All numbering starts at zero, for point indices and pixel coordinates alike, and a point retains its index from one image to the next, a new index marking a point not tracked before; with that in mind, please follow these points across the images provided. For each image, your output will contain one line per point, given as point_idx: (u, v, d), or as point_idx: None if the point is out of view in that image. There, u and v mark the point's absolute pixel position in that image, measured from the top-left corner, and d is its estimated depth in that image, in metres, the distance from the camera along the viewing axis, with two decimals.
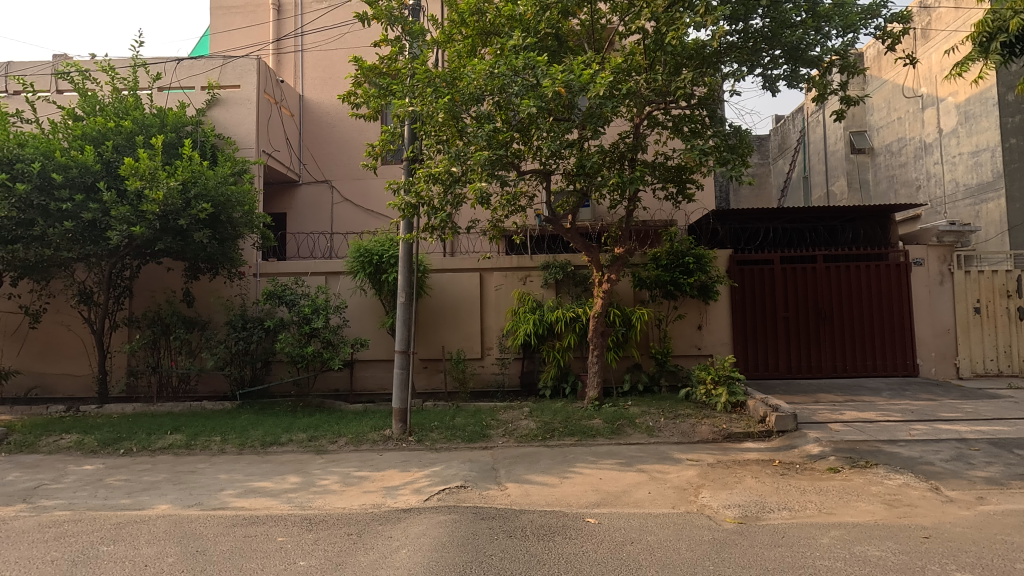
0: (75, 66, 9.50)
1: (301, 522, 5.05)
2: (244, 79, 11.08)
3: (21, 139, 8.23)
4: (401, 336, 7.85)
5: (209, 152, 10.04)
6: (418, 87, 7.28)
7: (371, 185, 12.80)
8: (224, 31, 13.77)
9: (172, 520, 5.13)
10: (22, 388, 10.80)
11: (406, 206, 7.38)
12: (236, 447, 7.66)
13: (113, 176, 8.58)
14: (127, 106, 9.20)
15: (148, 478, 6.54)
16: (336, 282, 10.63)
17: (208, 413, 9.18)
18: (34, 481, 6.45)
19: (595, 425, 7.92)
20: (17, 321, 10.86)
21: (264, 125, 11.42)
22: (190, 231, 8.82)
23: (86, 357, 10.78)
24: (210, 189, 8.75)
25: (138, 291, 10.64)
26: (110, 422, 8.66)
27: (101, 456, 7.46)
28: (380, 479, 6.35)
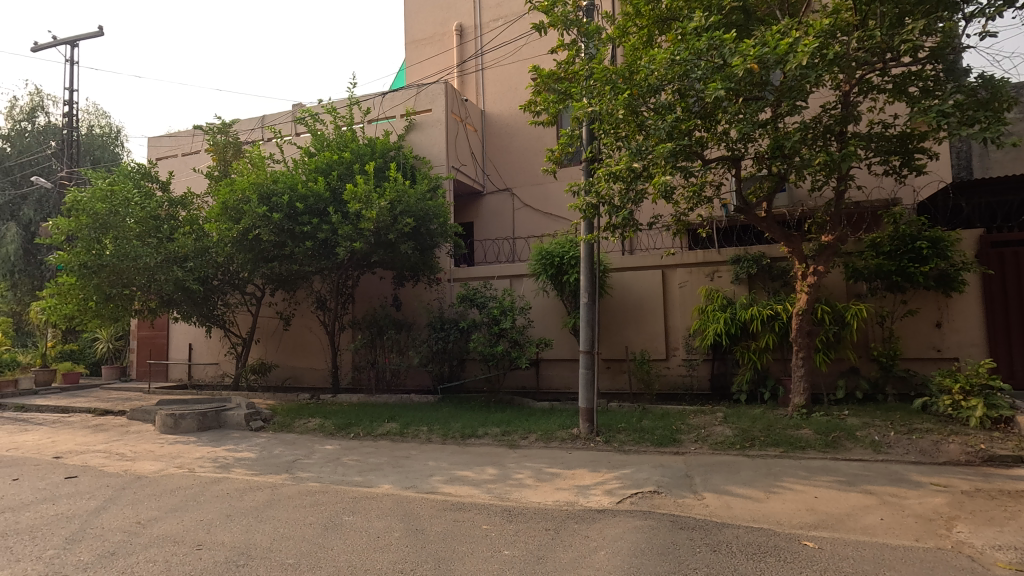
0: (309, 112, 11.45)
1: (501, 512, 5.35)
2: (435, 103, 12.23)
3: (275, 176, 9.91)
4: (586, 336, 7.93)
5: (409, 172, 11.35)
6: (596, 87, 7.25)
7: (549, 189, 13.17)
8: (416, 62, 15.37)
9: (395, 499, 5.85)
10: (280, 378, 13.32)
11: (587, 206, 7.37)
12: (440, 437, 8.47)
13: (338, 202, 10.10)
14: (346, 140, 10.77)
15: (373, 459, 7.57)
16: (520, 284, 11.15)
17: (416, 405, 10.31)
18: (293, 455, 7.90)
19: (804, 437, 7.05)
20: (276, 324, 13.44)
21: (453, 142, 12.47)
22: (397, 244, 10.00)
23: (323, 354, 12.91)
24: (412, 206, 9.86)
25: (359, 298, 12.58)
26: (342, 410, 10.24)
27: (337, 437, 8.84)
28: (570, 477, 6.45)
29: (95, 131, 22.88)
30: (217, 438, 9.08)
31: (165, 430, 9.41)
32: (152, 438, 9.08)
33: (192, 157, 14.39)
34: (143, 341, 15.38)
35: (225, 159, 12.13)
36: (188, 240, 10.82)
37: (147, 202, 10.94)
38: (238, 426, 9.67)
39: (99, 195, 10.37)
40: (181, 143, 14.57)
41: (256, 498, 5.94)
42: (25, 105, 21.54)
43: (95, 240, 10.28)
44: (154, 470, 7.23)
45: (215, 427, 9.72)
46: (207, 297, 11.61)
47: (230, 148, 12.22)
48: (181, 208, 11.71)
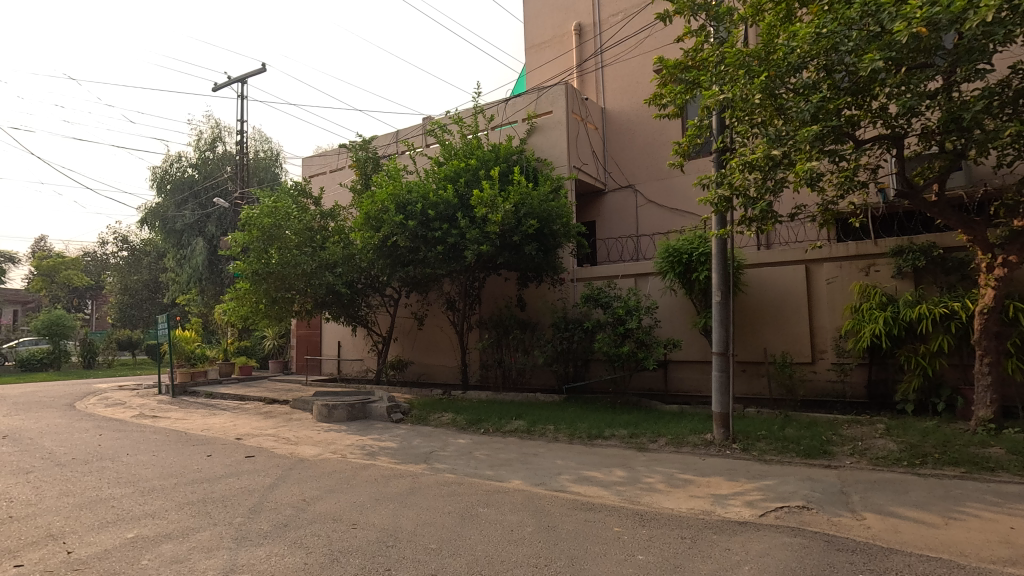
0: (437, 124, 12.15)
1: (633, 516, 5.24)
2: (555, 104, 12.33)
3: (409, 187, 10.59)
4: (719, 337, 7.52)
5: (532, 174, 11.60)
6: (728, 72, 6.81)
7: (675, 183, 12.65)
8: (536, 67, 15.62)
9: (526, 494, 5.99)
10: (415, 374, 14.28)
11: (720, 199, 6.92)
12: (567, 437, 8.52)
13: (466, 207, 10.59)
14: (472, 148, 11.28)
15: (503, 455, 7.82)
16: (646, 283, 10.85)
17: (541, 404, 10.48)
18: (430, 447, 8.43)
19: (992, 456, 6.03)
20: (411, 324, 14.44)
21: (574, 142, 12.48)
22: (522, 245, 10.25)
23: (453, 352, 13.62)
24: (536, 207, 10.06)
25: (486, 299, 13.07)
26: (473, 406, 10.72)
27: (469, 432, 9.26)
28: (706, 485, 6.13)
29: (261, 155, 26.27)
30: (364, 427, 9.97)
31: (321, 419, 10.52)
32: (311, 425, 10.22)
33: (338, 173, 15.96)
34: (302, 338, 17.38)
35: (365, 173, 13.27)
36: (337, 248, 12.00)
37: (304, 215, 12.32)
38: (381, 417, 10.54)
39: (266, 211, 11.85)
40: (329, 161, 16.21)
41: (399, 485, 6.42)
42: (208, 137, 25.36)
43: (264, 251, 11.72)
44: (314, 454, 8.13)
45: (362, 418, 10.68)
46: (352, 300, 12.80)
47: (370, 163, 13.36)
48: (331, 219, 13.02)
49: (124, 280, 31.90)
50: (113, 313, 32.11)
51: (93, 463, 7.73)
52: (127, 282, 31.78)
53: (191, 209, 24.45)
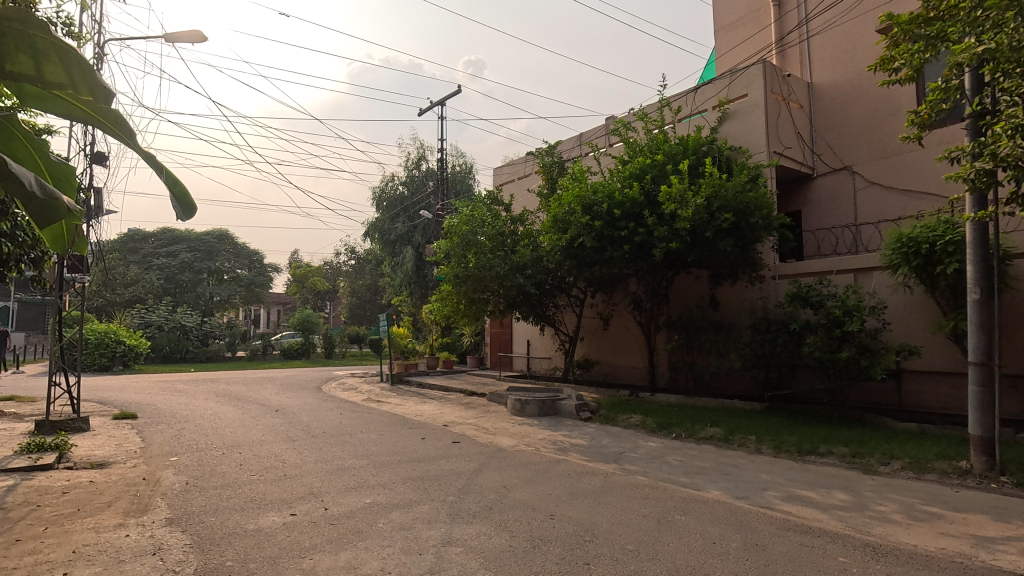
0: (622, 123, 12.06)
1: (861, 547, 4.55)
2: (751, 87, 11.35)
3: (595, 187, 10.71)
4: (974, 344, 6.22)
5: (726, 165, 10.86)
6: (988, 17, 5.47)
7: (906, 160, 10.70)
8: (728, 50, 14.59)
9: (727, 507, 5.60)
10: (602, 374, 14.35)
11: (979, 174, 5.60)
12: (772, 449, 7.76)
13: (653, 204, 10.35)
14: (658, 143, 10.99)
15: (699, 463, 7.42)
16: (869, 279, 9.43)
17: (739, 412, 9.71)
18: (620, 448, 8.38)
19: None
20: (596, 323, 14.56)
21: (775, 125, 11.33)
22: (715, 241, 9.65)
23: (641, 353, 13.38)
24: (731, 199, 9.40)
25: (674, 298, 12.57)
26: (663, 409, 10.38)
27: (659, 435, 8.98)
28: (961, 523, 5.05)
29: (457, 168, 28.86)
30: (554, 423, 10.33)
31: (514, 412, 11.17)
32: (506, 418, 10.92)
33: (526, 180, 16.81)
34: (494, 336, 18.70)
35: (551, 178, 13.74)
36: (526, 251, 12.66)
37: (496, 222, 13.24)
38: (570, 414, 10.80)
39: (464, 219, 13.13)
40: (517, 169, 17.19)
41: (592, 482, 6.51)
42: (415, 156, 28.71)
43: (462, 256, 12.91)
44: (510, 445, 8.67)
45: (552, 414, 11.07)
46: (541, 300, 13.36)
47: (556, 167, 13.81)
48: (520, 224, 13.79)
49: (353, 284, 37.78)
50: (345, 312, 38.24)
51: (337, 436, 9.31)
52: (355, 286, 37.56)
53: (402, 221, 27.93)
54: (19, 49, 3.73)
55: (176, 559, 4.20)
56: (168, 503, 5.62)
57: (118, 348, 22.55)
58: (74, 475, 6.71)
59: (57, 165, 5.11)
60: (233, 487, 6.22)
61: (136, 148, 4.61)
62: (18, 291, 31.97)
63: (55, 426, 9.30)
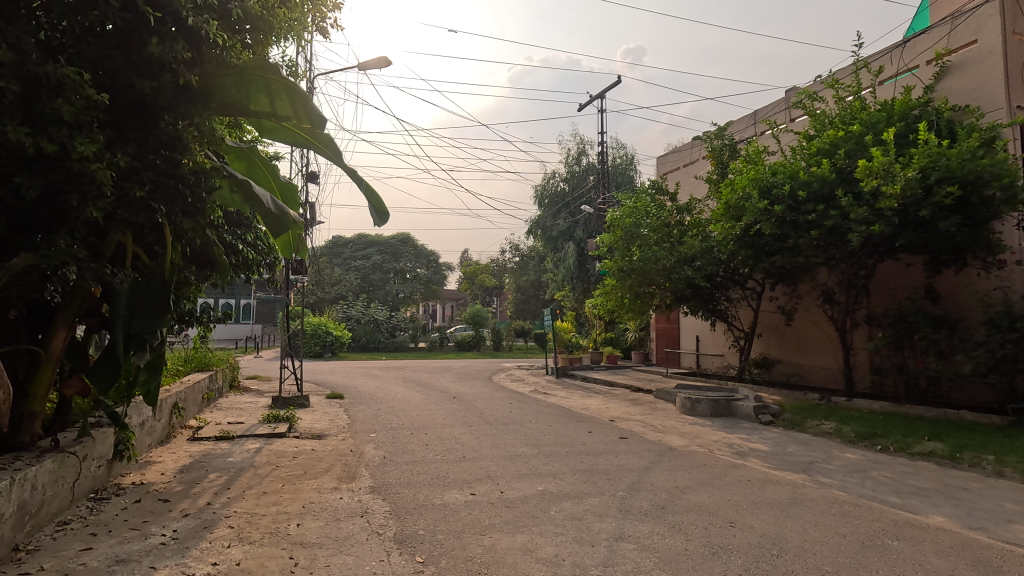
0: (806, 93, 10.76)
1: None
2: (984, 30, 9.31)
3: (774, 169, 9.77)
4: None
5: (947, 130, 9.08)
6: None
7: None
8: None
9: (958, 538, 4.68)
10: (785, 374, 13.00)
11: None
12: (1020, 474, 6.31)
13: (848, 181, 9.04)
14: (853, 111, 9.61)
15: (914, 482, 6.32)
16: None
17: (971, 426, 8.04)
18: (810, 457, 7.51)
19: None
20: (777, 319, 13.24)
21: (1019, 73, 9.14)
22: (933, 221, 8.13)
23: (834, 352, 11.85)
24: (955, 169, 7.82)
25: (877, 290, 10.85)
26: (864, 417, 9.05)
27: (860, 447, 7.85)
28: None
29: (618, 161, 28.40)
30: (730, 425, 9.63)
31: (684, 411, 10.66)
32: (675, 416, 10.47)
33: (693, 167, 15.91)
34: (661, 331, 18.10)
35: (722, 162, 12.81)
36: (695, 241, 11.97)
37: (661, 213, 12.75)
38: (748, 417, 9.98)
39: (627, 212, 12.89)
40: (683, 156, 16.35)
41: (777, 492, 5.94)
42: (575, 152, 28.98)
43: (626, 249, 12.69)
44: (682, 445, 8.30)
45: (727, 415, 10.34)
46: (712, 293, 12.58)
47: (727, 150, 12.83)
48: (687, 213, 13.11)
49: (518, 280, 39.45)
50: (511, 306, 40.13)
51: (508, 424, 9.81)
52: (520, 282, 39.16)
53: (564, 217, 28.36)
54: (260, 92, 4.52)
55: (379, 523, 4.81)
56: (371, 474, 6.44)
57: (328, 338, 26.51)
58: (301, 443, 8.05)
59: (286, 184, 6.18)
60: (421, 464, 6.91)
61: (343, 165, 5.33)
62: (257, 291, 39.42)
63: (286, 401, 11.25)
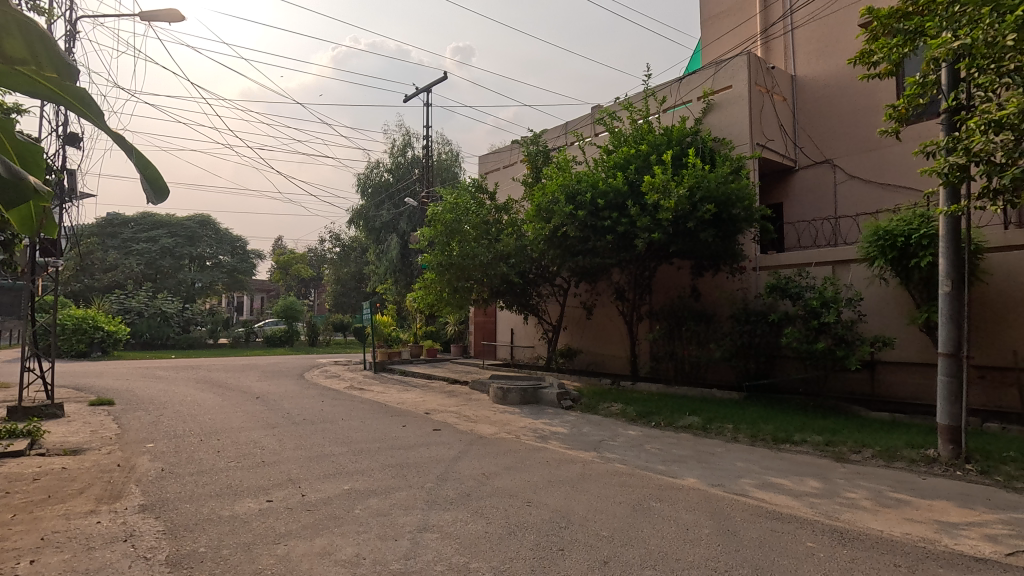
0: (607, 112, 12.06)
1: (830, 533, 4.64)
2: (736, 78, 11.38)
3: (579, 177, 10.76)
4: (944, 335, 6.27)
5: (709, 157, 10.92)
6: (963, 13, 5.59)
7: (888, 154, 10.81)
8: (714, 40, 14.57)
9: (703, 494, 5.68)
10: (585, 363, 14.46)
11: (951, 169, 5.73)
12: (748, 438, 7.89)
13: (636, 194, 10.33)
14: (642, 133, 11.01)
15: (677, 451, 7.51)
16: (846, 272, 9.48)
17: (719, 401, 9.84)
18: (600, 436, 8.46)
19: None
20: (580, 313, 14.64)
21: (759, 117, 11.39)
22: (697, 232, 9.69)
23: (623, 343, 13.50)
24: (713, 190, 9.43)
25: (657, 289, 12.63)
26: (643, 398, 10.50)
27: (639, 424, 9.08)
28: (928, 509, 5.16)
29: (443, 156, 28.67)
30: (536, 411, 10.39)
31: (497, 400, 11.22)
32: (487, 406, 10.95)
33: (511, 169, 16.76)
34: (479, 325, 18.72)
35: (536, 167, 13.71)
36: (511, 240, 12.61)
37: (481, 211, 13.18)
38: (552, 403, 10.87)
39: (448, 208, 13.02)
40: (503, 157, 17.12)
41: (570, 470, 6.57)
42: (400, 143, 28.53)
43: (446, 244, 12.78)
44: (491, 433, 8.70)
45: (534, 402, 11.14)
46: (524, 289, 13.41)
47: (541, 156, 13.76)
48: (505, 213, 13.77)
49: (338, 272, 37.29)
50: (330, 299, 37.98)
51: (318, 423, 9.28)
52: (340, 274, 37.13)
53: (387, 209, 27.75)
54: None
55: (148, 546, 4.17)
56: (143, 490, 5.56)
57: (96, 335, 22.14)
58: (47, 462, 6.61)
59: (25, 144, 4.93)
60: (209, 473, 6.17)
61: (107, 130, 4.45)
62: None
63: (28, 411, 9.12)
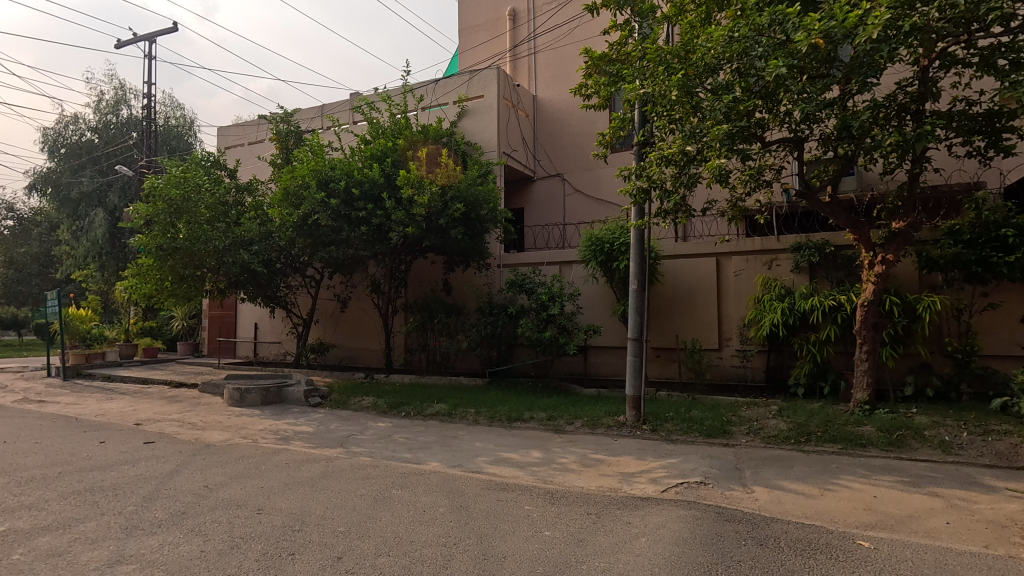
0: (364, 100, 11.80)
1: (544, 495, 5.38)
2: (487, 89, 12.29)
3: (333, 164, 10.36)
4: (633, 323, 7.81)
5: (462, 158, 11.57)
6: (649, 68, 7.14)
7: (602, 174, 12.99)
8: (469, 48, 15.44)
9: (442, 476, 6.02)
10: (338, 358, 13.97)
11: (638, 191, 7.24)
12: (487, 420, 8.65)
13: (392, 187, 10.38)
14: (400, 127, 11.08)
15: (423, 438, 7.81)
16: (569, 271, 11.12)
17: (465, 388, 10.55)
18: (348, 431, 8.27)
19: (866, 434, 6.71)
20: (333, 306, 14.05)
21: (505, 128, 12.52)
22: (448, 229, 10.19)
23: (378, 336, 13.40)
24: (463, 190, 10.04)
25: (411, 282, 12.88)
26: (395, 389, 10.62)
27: (389, 416, 9.16)
28: (615, 464, 6.39)
29: (171, 121, 24.38)
30: (279, 411, 9.62)
31: (232, 403, 10.05)
32: (220, 410, 9.72)
33: (258, 147, 15.15)
34: (214, 319, 16.47)
35: (286, 148, 12.68)
36: (253, 225, 11.41)
37: (217, 189, 11.58)
38: (298, 401, 10.20)
39: (173, 182, 11.08)
40: (247, 132, 15.36)
41: (312, 469, 6.27)
42: (110, 98, 23.28)
43: (170, 224, 10.93)
44: (222, 439, 7.75)
45: (277, 402, 10.31)
46: (270, 280, 12.27)
47: (292, 136, 12.76)
48: (248, 194, 12.41)
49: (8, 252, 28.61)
50: None
51: None
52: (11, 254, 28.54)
53: (89, 176, 22.38)
54: None
55: None
56: None
57: None
58: None
59: None
60: None
61: None
62: None
63: None
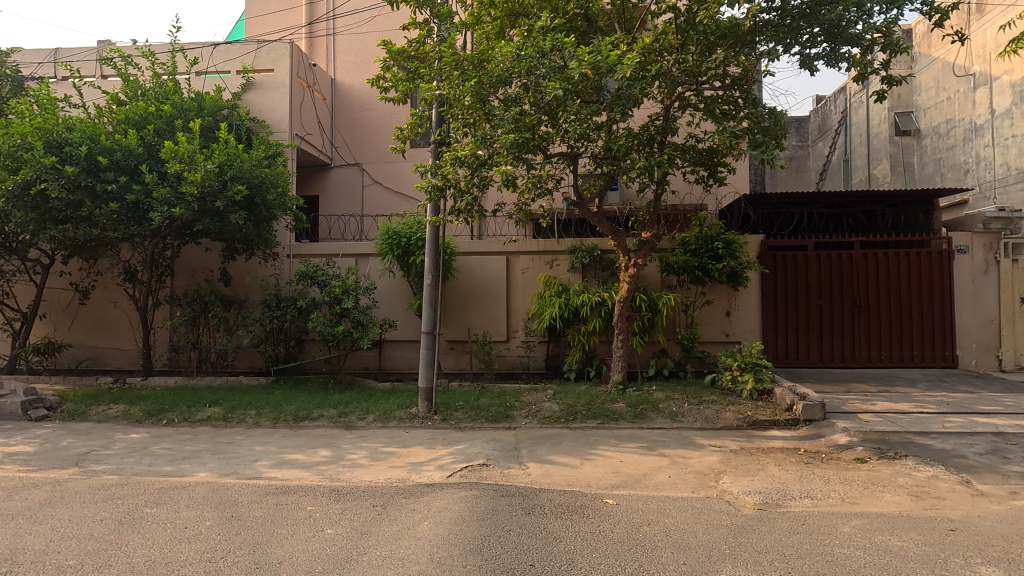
0: (118, 52, 9.90)
1: (329, 493, 5.24)
2: (278, 63, 11.32)
3: (69, 123, 8.55)
4: (428, 317, 7.98)
5: (245, 135, 10.44)
6: (446, 70, 7.43)
7: (401, 168, 12.97)
8: (260, 15, 14.05)
9: (211, 487, 5.44)
10: (74, 359, 11.49)
11: (433, 188, 7.41)
12: (270, 421, 8.04)
13: (154, 159, 8.92)
14: (166, 91, 9.54)
15: (189, 447, 6.91)
16: (366, 264, 10.90)
17: (245, 388, 9.63)
18: (86, 447, 6.89)
19: (618, 409, 7.96)
20: (69, 296, 11.51)
21: (298, 109, 11.67)
22: (226, 213, 9.11)
23: (132, 333, 11.36)
24: (245, 171, 9.07)
25: (179, 270, 11.21)
26: (154, 394, 9.15)
27: (145, 425, 7.90)
28: (405, 455, 6.50)
29: None
30: None
31: None
32: None
33: None
34: None
35: None
36: None
37: None
38: (12, 415, 8.16)
39: None
40: None
41: (30, 497, 5.10)
42: None
43: None
44: None
45: None
46: None
47: (7, 82, 10.07)
48: None
49: None
50: None
51: None
52: None
53: None
54: None
55: None
56: None
57: None
58: None
59: None
60: None
61: None
62: None
63: None
